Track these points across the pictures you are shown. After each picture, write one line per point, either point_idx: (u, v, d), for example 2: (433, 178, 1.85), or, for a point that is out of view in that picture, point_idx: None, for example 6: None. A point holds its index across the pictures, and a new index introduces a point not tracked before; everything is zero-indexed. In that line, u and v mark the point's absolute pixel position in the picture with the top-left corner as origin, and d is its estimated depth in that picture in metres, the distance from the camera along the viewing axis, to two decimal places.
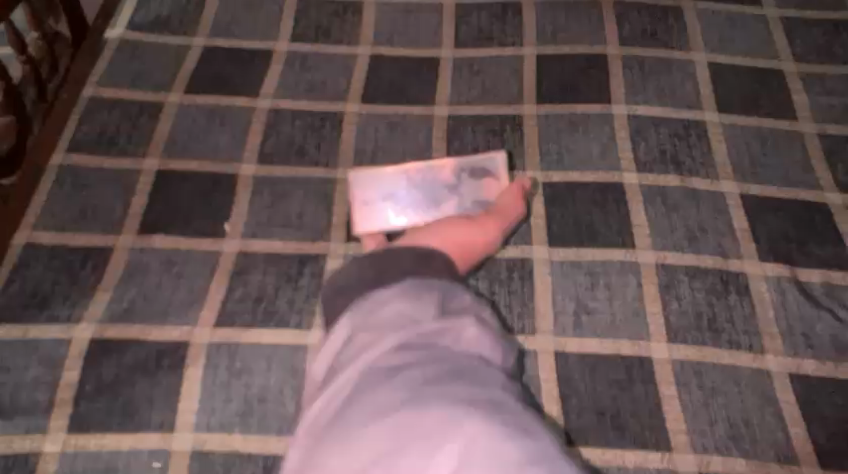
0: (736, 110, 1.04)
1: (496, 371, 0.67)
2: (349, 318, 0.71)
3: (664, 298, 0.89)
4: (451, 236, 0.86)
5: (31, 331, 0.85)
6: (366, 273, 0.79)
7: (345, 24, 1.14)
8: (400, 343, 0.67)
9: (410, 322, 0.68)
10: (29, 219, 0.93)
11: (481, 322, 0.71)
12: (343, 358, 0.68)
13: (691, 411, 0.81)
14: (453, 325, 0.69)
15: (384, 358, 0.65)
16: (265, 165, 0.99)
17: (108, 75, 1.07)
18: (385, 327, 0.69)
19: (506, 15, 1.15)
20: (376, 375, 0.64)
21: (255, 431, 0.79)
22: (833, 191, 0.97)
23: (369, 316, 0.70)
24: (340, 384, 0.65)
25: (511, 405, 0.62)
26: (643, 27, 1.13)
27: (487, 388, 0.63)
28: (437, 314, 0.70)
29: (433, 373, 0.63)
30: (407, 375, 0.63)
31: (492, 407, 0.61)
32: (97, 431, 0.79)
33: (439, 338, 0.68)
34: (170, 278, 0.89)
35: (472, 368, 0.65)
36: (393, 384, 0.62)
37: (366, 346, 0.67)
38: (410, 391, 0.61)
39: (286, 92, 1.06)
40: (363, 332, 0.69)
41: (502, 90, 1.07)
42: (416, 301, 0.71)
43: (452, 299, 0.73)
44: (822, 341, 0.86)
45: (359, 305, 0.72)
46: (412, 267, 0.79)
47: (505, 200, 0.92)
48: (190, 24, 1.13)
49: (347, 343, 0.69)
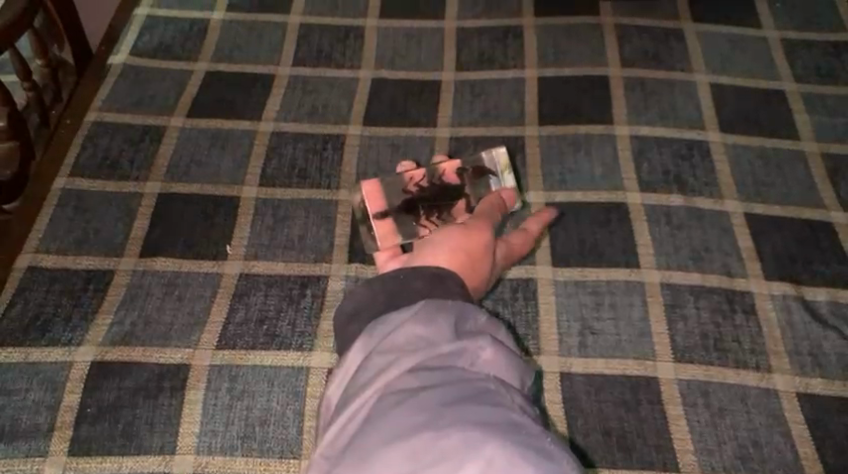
0: (737, 130, 1.04)
1: (514, 391, 0.62)
2: (362, 342, 0.68)
3: (669, 318, 0.88)
4: (456, 250, 0.80)
5: (33, 353, 0.85)
6: (376, 296, 0.74)
7: (347, 49, 1.15)
8: (415, 366, 0.63)
9: (425, 344, 0.65)
10: (32, 244, 0.93)
11: (499, 341, 0.67)
12: (357, 384, 0.64)
13: (698, 432, 0.80)
14: (469, 344, 0.65)
15: (398, 381, 0.61)
16: (267, 187, 0.99)
17: (112, 101, 1.08)
18: (398, 350, 0.65)
19: (506, 38, 1.16)
20: (391, 399, 0.60)
21: (257, 454, 0.78)
22: (837, 210, 0.97)
23: (384, 339, 0.67)
24: (354, 409, 0.61)
25: (530, 426, 0.58)
26: (643, 49, 1.14)
27: (505, 409, 0.58)
28: (452, 333, 0.66)
29: (448, 395, 0.59)
30: (421, 398, 0.59)
31: (511, 429, 0.56)
32: (99, 454, 0.78)
33: (454, 358, 0.64)
34: (172, 301, 0.89)
35: (490, 389, 0.60)
36: (406, 407, 0.58)
37: (379, 370, 0.64)
38: (425, 414, 0.57)
39: (289, 117, 1.07)
40: (377, 354, 0.65)
41: (503, 112, 1.07)
42: (430, 322, 0.66)
43: (467, 318, 0.68)
44: (830, 360, 0.85)
45: (374, 330, 0.69)
46: (422, 289, 0.74)
47: (483, 206, 0.90)
48: (193, 49, 1.15)
49: (360, 368, 0.66)
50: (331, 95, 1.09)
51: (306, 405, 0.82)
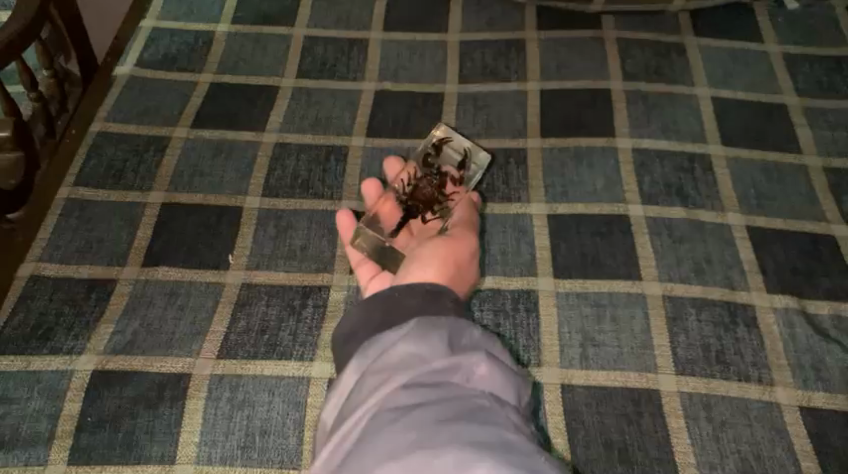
0: (739, 144, 1.04)
1: (510, 409, 0.61)
2: (357, 360, 0.67)
3: (671, 329, 0.88)
4: (445, 258, 0.83)
5: (34, 362, 0.85)
6: (372, 314, 0.74)
7: (351, 61, 1.16)
8: (410, 384, 0.61)
9: (418, 361, 0.63)
10: (35, 252, 0.94)
11: (494, 356, 0.66)
12: (352, 403, 0.63)
13: (700, 445, 0.80)
14: (464, 360, 0.64)
15: (393, 399, 0.60)
16: (270, 197, 1.00)
17: (117, 111, 1.09)
18: (392, 367, 0.64)
19: (509, 52, 1.17)
20: (386, 418, 0.59)
21: (257, 464, 0.79)
22: (839, 223, 0.97)
23: (379, 357, 0.65)
24: (349, 428, 0.60)
25: (525, 448, 0.57)
26: (646, 62, 1.15)
27: (501, 430, 0.58)
28: (446, 349, 0.65)
29: (443, 415, 0.58)
30: (417, 419, 0.58)
31: (505, 450, 0.56)
32: (99, 464, 0.79)
33: (449, 374, 0.63)
34: (173, 310, 0.89)
35: (485, 408, 0.60)
36: (402, 426, 0.58)
37: (374, 388, 0.63)
38: (421, 434, 0.57)
39: (292, 127, 1.07)
40: (372, 372, 0.64)
41: (506, 124, 1.08)
42: (424, 338, 0.65)
43: (461, 332, 0.67)
44: (832, 374, 0.85)
45: (368, 347, 0.67)
46: (419, 305, 0.73)
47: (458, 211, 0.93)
48: (198, 61, 1.15)
49: (355, 387, 0.64)
50: (334, 107, 1.10)
51: (306, 415, 0.82)
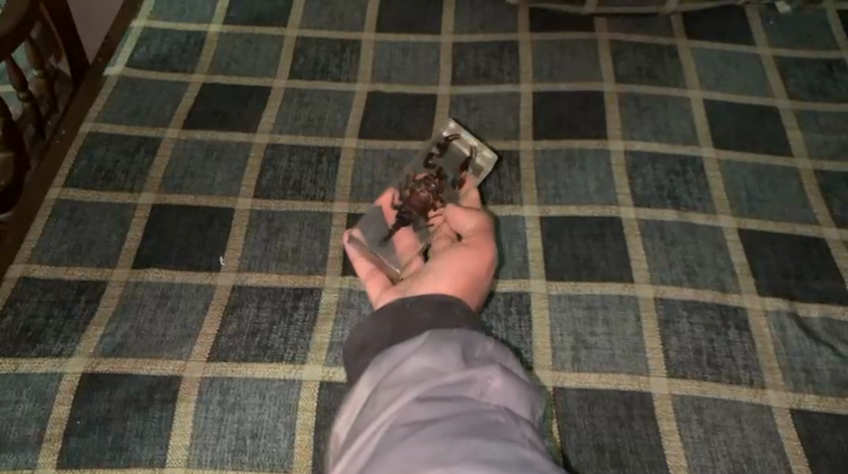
0: (732, 146, 1.05)
1: (524, 424, 0.61)
2: (369, 374, 0.66)
3: (663, 332, 0.88)
4: (458, 271, 0.81)
5: (22, 364, 0.84)
6: (383, 329, 0.73)
7: (343, 62, 1.16)
8: (424, 400, 0.61)
9: (432, 375, 0.63)
10: (25, 253, 0.93)
11: (507, 370, 0.65)
12: (365, 418, 0.62)
13: (691, 447, 0.80)
14: (477, 375, 0.64)
15: (406, 413, 0.60)
16: (262, 199, 0.99)
17: (108, 111, 1.08)
18: (406, 382, 0.63)
19: (503, 53, 1.17)
20: (399, 433, 0.59)
21: (247, 468, 0.78)
22: (830, 226, 0.97)
23: (392, 372, 0.65)
24: (363, 441, 0.60)
25: (541, 465, 0.57)
26: (639, 65, 1.15)
27: (516, 446, 0.57)
28: (459, 364, 0.64)
29: (457, 430, 0.58)
30: (431, 433, 0.57)
31: (522, 468, 0.55)
32: (88, 467, 0.78)
33: (463, 389, 0.62)
34: (164, 313, 0.89)
35: (499, 423, 0.59)
36: (415, 442, 0.57)
37: (387, 403, 0.62)
38: (436, 448, 0.56)
39: (285, 128, 1.07)
40: (386, 387, 0.64)
41: (499, 126, 1.08)
42: (437, 353, 0.65)
43: (473, 346, 0.67)
44: (823, 377, 0.85)
45: (380, 361, 0.67)
46: (430, 317, 0.72)
47: (472, 218, 0.88)
48: (190, 61, 1.15)
49: (368, 401, 0.64)
50: (327, 108, 1.09)
51: (297, 418, 0.82)
